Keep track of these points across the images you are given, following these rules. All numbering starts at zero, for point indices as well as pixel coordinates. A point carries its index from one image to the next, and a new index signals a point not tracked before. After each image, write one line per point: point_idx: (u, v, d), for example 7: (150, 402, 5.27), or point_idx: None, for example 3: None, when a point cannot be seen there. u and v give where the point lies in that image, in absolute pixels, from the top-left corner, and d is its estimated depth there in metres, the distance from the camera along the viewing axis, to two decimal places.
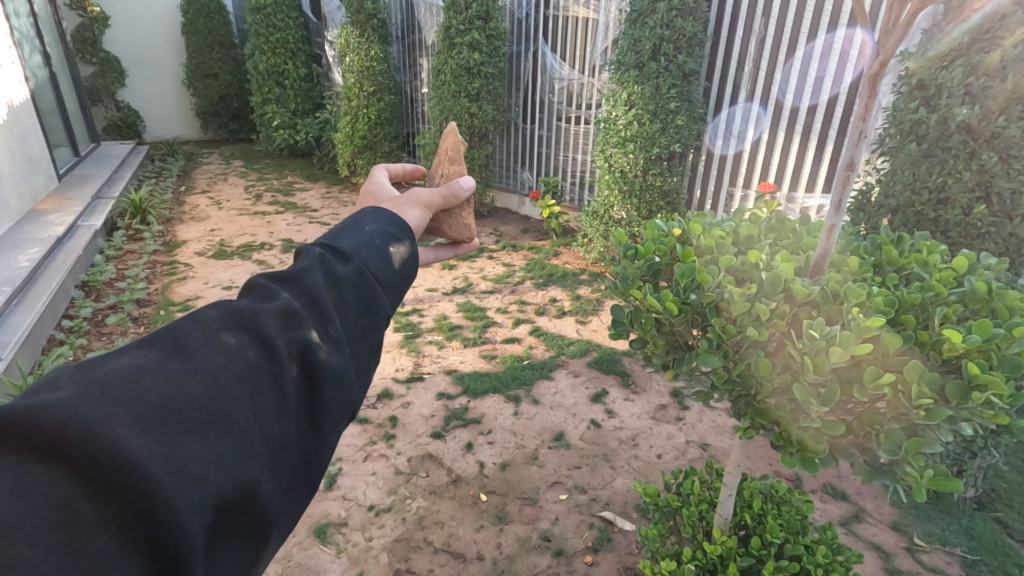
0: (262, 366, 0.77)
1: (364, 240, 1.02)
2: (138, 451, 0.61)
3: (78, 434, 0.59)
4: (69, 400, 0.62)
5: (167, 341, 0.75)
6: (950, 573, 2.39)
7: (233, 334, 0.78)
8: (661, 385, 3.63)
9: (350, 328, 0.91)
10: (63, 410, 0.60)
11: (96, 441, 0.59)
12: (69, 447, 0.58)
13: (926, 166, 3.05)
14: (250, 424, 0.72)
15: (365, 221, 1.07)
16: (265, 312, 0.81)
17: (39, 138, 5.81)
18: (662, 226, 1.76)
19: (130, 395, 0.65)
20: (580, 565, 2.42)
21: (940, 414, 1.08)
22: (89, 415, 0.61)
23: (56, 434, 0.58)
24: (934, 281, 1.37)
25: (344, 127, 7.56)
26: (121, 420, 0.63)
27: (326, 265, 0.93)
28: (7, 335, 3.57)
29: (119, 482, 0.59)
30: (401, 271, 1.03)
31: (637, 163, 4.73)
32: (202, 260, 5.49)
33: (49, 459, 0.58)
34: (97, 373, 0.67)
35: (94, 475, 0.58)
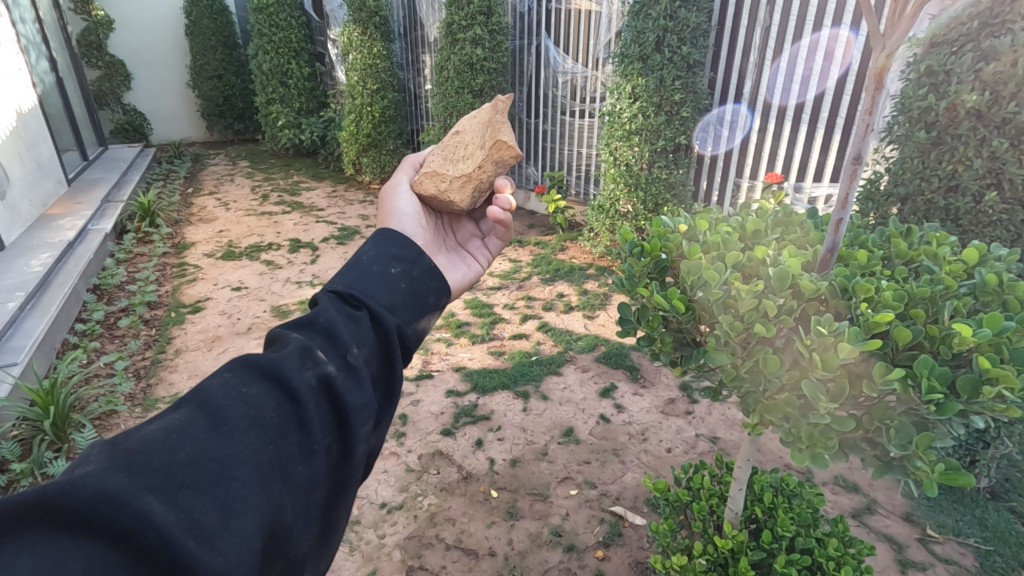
0: (285, 407, 0.82)
1: (364, 269, 1.10)
2: (163, 517, 0.64)
3: (106, 507, 0.62)
4: (97, 472, 0.65)
5: (194, 400, 0.80)
6: (963, 564, 2.38)
7: (255, 381, 0.83)
8: (670, 379, 3.63)
9: (366, 357, 0.96)
10: (92, 483, 0.63)
11: (127, 510, 0.63)
12: (103, 517, 0.62)
13: (936, 154, 3.01)
14: (276, 466, 0.76)
15: (365, 253, 1.15)
16: (285, 353, 0.87)
17: (48, 143, 5.86)
18: (668, 222, 1.76)
19: (158, 460, 0.69)
20: (591, 560, 2.43)
21: (950, 409, 1.07)
22: (117, 486, 0.64)
23: (88, 508, 0.61)
24: (944, 274, 1.36)
25: (349, 125, 7.57)
26: (148, 489, 0.66)
27: (337, 304, 1.00)
28: (21, 339, 3.62)
29: (150, 548, 0.62)
30: (403, 294, 1.10)
31: (642, 156, 4.71)
32: (211, 262, 5.53)
33: (87, 532, 0.61)
34: (128, 442, 0.71)
35: (127, 542, 0.62)
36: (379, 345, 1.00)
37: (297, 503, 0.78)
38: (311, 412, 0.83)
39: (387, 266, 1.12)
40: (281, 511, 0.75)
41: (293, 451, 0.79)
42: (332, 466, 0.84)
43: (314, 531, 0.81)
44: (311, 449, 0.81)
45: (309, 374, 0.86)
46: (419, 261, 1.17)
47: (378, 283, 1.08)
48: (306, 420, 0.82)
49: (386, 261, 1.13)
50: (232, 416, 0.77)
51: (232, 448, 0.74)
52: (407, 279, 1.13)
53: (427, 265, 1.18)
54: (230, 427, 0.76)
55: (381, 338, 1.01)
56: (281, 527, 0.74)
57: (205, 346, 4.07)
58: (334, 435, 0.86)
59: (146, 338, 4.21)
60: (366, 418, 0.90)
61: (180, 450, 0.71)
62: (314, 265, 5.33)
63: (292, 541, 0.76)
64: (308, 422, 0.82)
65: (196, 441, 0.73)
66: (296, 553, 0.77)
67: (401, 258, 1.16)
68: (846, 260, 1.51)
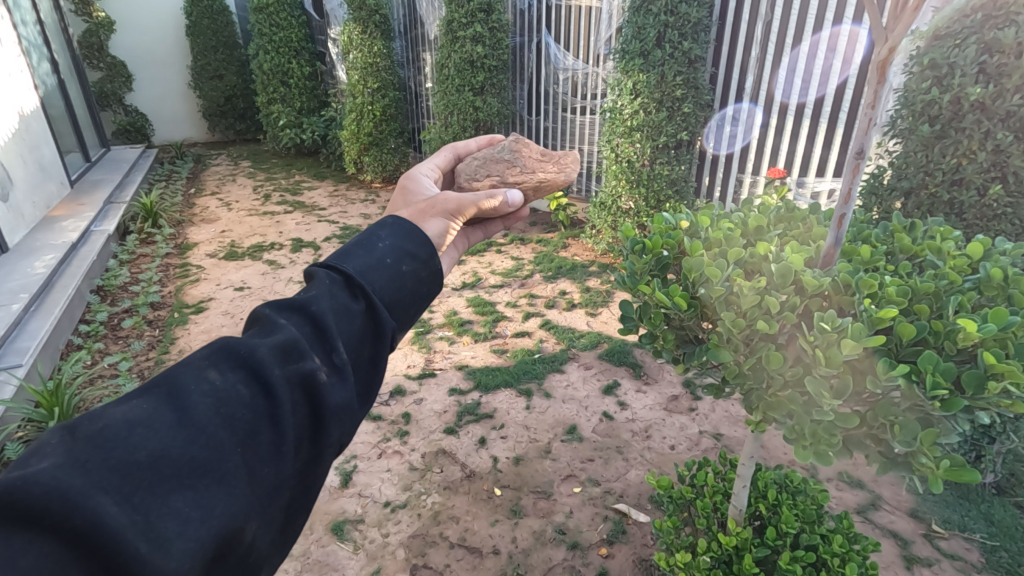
0: (259, 405, 0.81)
1: (375, 259, 1.05)
2: (116, 520, 0.63)
3: (59, 507, 0.61)
4: (54, 470, 0.64)
5: (164, 389, 0.78)
6: (968, 559, 2.37)
7: (231, 374, 0.81)
8: (673, 376, 3.63)
9: (351, 355, 0.94)
10: (47, 481, 0.62)
11: (79, 511, 0.61)
12: (53, 517, 0.61)
13: (939, 148, 2.99)
14: (241, 468, 0.75)
15: (380, 237, 1.10)
16: (266, 346, 0.85)
17: (50, 145, 5.87)
18: (670, 219, 1.75)
19: (121, 455, 0.68)
20: (595, 557, 2.43)
21: (955, 405, 1.06)
22: (71, 486, 0.63)
23: (39, 507, 0.60)
24: (948, 269, 1.35)
25: (350, 124, 7.57)
26: (105, 488, 0.65)
27: (333, 293, 0.97)
28: (26, 341, 3.63)
29: (101, 550, 0.61)
30: (406, 291, 1.06)
31: (644, 152, 4.69)
32: (214, 262, 5.54)
33: (37, 529, 0.60)
34: (91, 434, 0.70)
35: (78, 542, 0.61)
36: (368, 342, 0.98)
37: (260, 505, 0.76)
38: (284, 413, 0.81)
39: (399, 262, 1.08)
40: (241, 515, 0.73)
41: (262, 452, 0.78)
42: (301, 469, 0.83)
43: (274, 532, 0.80)
44: (280, 450, 0.80)
45: (289, 370, 0.84)
46: (430, 263, 1.12)
47: (384, 276, 1.04)
48: (279, 420, 0.80)
49: (398, 256, 1.08)
50: (201, 414, 0.75)
51: (196, 449, 0.73)
52: (414, 278, 1.08)
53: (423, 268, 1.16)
54: (198, 424, 0.74)
55: (371, 336, 0.98)
56: (239, 532, 0.73)
57: None
58: (306, 436, 0.84)
59: (149, 338, 4.22)
60: (342, 420, 0.88)
61: (143, 448, 0.70)
62: None
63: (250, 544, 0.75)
64: (280, 423, 0.80)
65: (161, 438, 0.72)
66: (253, 554, 0.76)
67: (415, 255, 1.10)
68: (849, 256, 1.50)
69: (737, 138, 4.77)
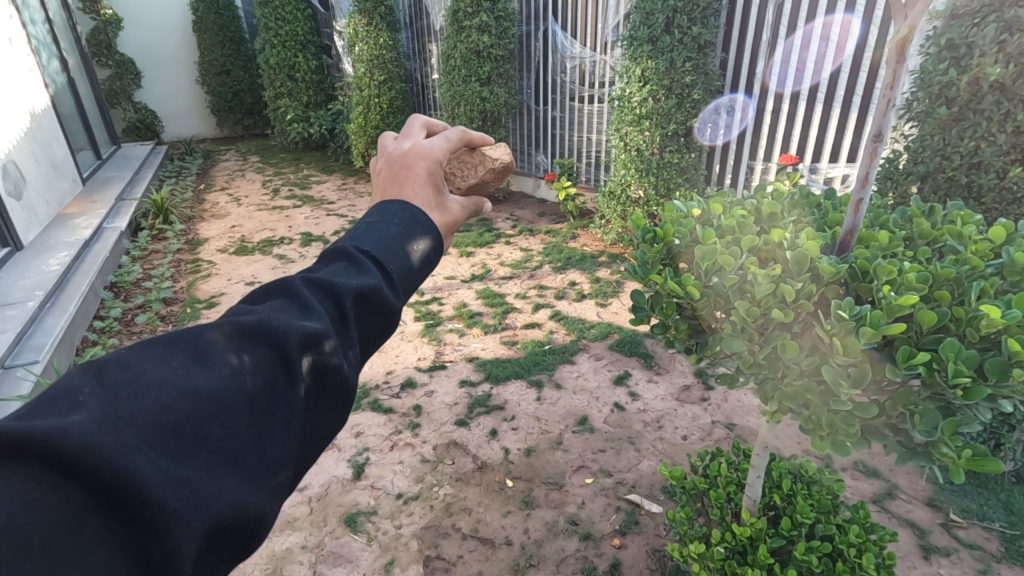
0: (280, 384, 0.77)
1: (401, 253, 0.99)
2: (147, 477, 0.60)
3: (92, 457, 0.58)
4: (86, 419, 0.61)
5: (190, 349, 0.75)
6: (987, 549, 2.34)
7: (256, 346, 0.78)
8: (685, 366, 3.60)
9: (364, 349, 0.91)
10: (81, 431, 0.59)
11: (111, 465, 0.58)
12: (85, 466, 0.58)
13: (957, 130, 2.92)
14: (257, 445, 0.72)
15: (415, 234, 1.02)
16: (290, 319, 0.81)
17: (61, 143, 5.91)
18: (681, 206, 1.72)
19: (148, 414, 0.65)
20: (608, 548, 2.42)
21: (978, 393, 1.03)
22: (104, 437, 0.60)
23: (72, 454, 0.57)
24: (970, 254, 1.31)
25: (357, 117, 7.54)
26: (135, 443, 0.62)
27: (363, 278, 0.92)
28: (41, 338, 3.67)
29: (126, 504, 0.59)
30: (415, 278, 1.00)
31: (654, 140, 4.65)
32: (225, 257, 5.58)
33: (64, 476, 0.57)
34: (118, 387, 0.67)
35: (103, 493, 0.58)
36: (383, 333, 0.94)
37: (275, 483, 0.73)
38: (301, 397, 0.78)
39: (420, 262, 1.02)
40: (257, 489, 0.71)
41: (277, 431, 0.75)
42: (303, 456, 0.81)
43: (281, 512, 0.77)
44: (291, 430, 0.77)
45: (312, 352, 0.81)
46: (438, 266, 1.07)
47: (408, 271, 0.99)
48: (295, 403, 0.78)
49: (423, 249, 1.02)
50: (227, 383, 0.72)
51: (220, 420, 0.70)
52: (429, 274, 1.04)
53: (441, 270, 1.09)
54: (224, 394, 0.71)
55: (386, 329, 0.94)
56: None
57: None
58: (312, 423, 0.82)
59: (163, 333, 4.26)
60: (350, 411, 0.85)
61: (168, 410, 0.67)
62: None
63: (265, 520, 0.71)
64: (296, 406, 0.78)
65: (187, 403, 0.68)
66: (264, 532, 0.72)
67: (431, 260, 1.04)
68: (866, 242, 1.45)
69: (725, 130, 4.79)
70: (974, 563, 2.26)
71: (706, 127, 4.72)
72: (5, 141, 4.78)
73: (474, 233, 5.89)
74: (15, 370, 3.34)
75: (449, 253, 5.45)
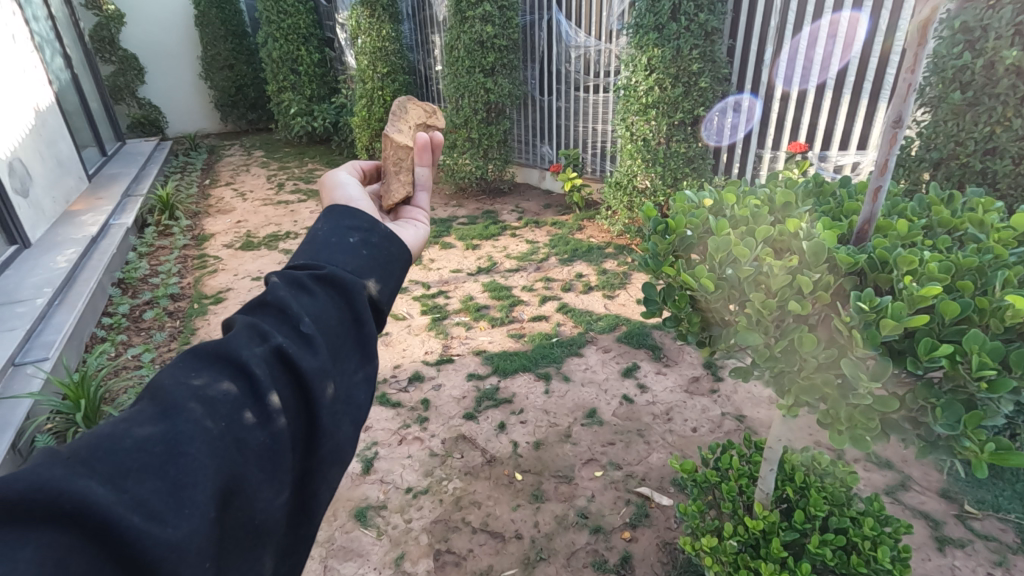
0: (239, 385, 0.80)
1: (322, 243, 1.06)
2: (106, 499, 0.63)
3: (45, 495, 0.60)
4: (41, 466, 0.64)
5: (146, 391, 0.78)
6: (1004, 540, 2.31)
7: (204, 365, 0.82)
8: (694, 357, 3.59)
9: (329, 325, 0.92)
10: (30, 476, 0.62)
11: (65, 497, 0.61)
12: (44, 507, 0.60)
13: (971, 115, 2.85)
14: (229, 438, 0.74)
15: (319, 227, 1.11)
16: (231, 335, 0.86)
17: (66, 140, 5.92)
18: (692, 196, 1.69)
19: (105, 448, 0.68)
20: (618, 541, 2.41)
21: (1004, 385, 1.01)
22: (55, 475, 0.62)
23: (25, 502, 0.60)
24: (993, 243, 1.27)
25: (361, 110, 7.48)
26: (91, 475, 0.65)
27: (291, 275, 0.97)
28: (51, 335, 3.68)
29: (99, 529, 0.61)
30: (343, 252, 1.05)
31: (660, 130, 4.59)
32: (231, 252, 5.60)
33: (32, 523, 0.60)
34: (73, 439, 0.70)
35: (75, 525, 0.61)
36: (343, 306, 0.96)
37: (259, 470, 0.75)
38: (263, 384, 0.80)
39: (346, 236, 1.08)
40: (240, 479, 0.73)
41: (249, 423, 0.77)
42: (298, 435, 0.82)
43: (284, 494, 0.78)
44: (267, 417, 0.79)
45: (260, 348, 0.84)
46: (377, 228, 1.12)
47: (338, 250, 1.05)
48: (259, 393, 0.80)
49: (345, 232, 1.08)
50: (179, 400, 0.75)
51: (178, 430, 0.72)
52: (368, 245, 1.08)
53: (386, 231, 1.13)
54: (178, 411, 0.74)
55: (344, 300, 0.96)
56: (240, 498, 0.72)
57: None
58: (294, 405, 0.83)
59: (170, 330, 4.26)
60: (327, 382, 0.86)
61: (125, 436, 0.70)
62: None
63: (252, 506, 0.73)
64: (261, 395, 0.80)
65: (143, 425, 0.72)
66: (263, 517, 0.75)
67: (358, 228, 1.11)
68: (884, 232, 1.42)
69: (731, 130, 4.73)
70: (990, 555, 2.25)
71: (714, 120, 4.65)
72: (12, 137, 4.79)
73: (479, 225, 5.86)
74: (25, 368, 3.34)
75: (454, 246, 5.44)
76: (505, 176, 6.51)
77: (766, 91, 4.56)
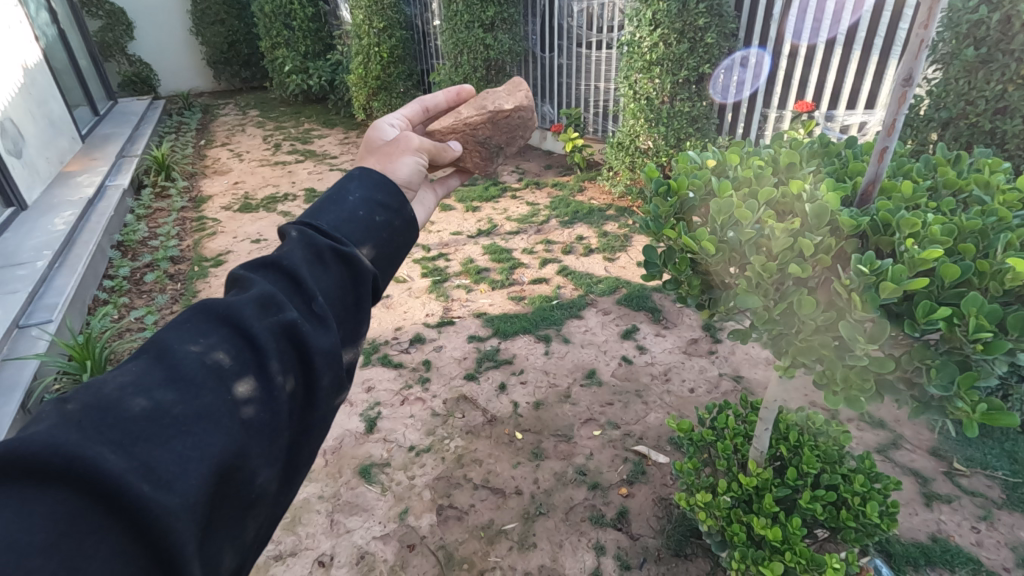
0: (245, 356, 0.82)
1: (347, 212, 1.07)
2: (117, 465, 0.64)
3: (59, 458, 0.62)
4: (53, 426, 0.65)
5: (153, 352, 0.80)
6: (990, 496, 2.38)
7: (211, 331, 0.83)
8: (693, 320, 3.61)
9: (335, 305, 0.95)
10: (42, 438, 0.63)
11: (76, 460, 0.62)
12: (57, 468, 0.62)
13: (984, 73, 2.79)
14: (234, 411, 0.76)
15: (349, 190, 1.12)
16: (242, 300, 0.87)
17: (57, 98, 5.80)
18: (696, 157, 1.66)
19: (115, 411, 0.69)
20: (616, 497, 2.48)
21: (1000, 347, 1.02)
22: (67, 439, 0.64)
23: (40, 461, 0.61)
24: (997, 205, 1.26)
25: (358, 68, 7.31)
26: (100, 441, 0.66)
27: (305, 243, 0.98)
28: (53, 298, 3.69)
29: (107, 493, 0.63)
30: (359, 231, 1.06)
31: (664, 88, 4.48)
32: (230, 214, 5.57)
33: (44, 482, 0.62)
34: (82, 399, 0.71)
35: (86, 488, 0.62)
36: (350, 288, 0.99)
37: (258, 445, 0.77)
38: (269, 358, 0.82)
39: (371, 213, 1.09)
40: (243, 452, 0.75)
41: (253, 397, 0.79)
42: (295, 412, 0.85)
43: (278, 469, 0.80)
44: (270, 390, 0.81)
45: (269, 320, 0.86)
46: (403, 213, 1.15)
47: (356, 224, 1.06)
48: (265, 367, 0.82)
49: (370, 208, 1.09)
50: (188, 368, 0.77)
51: (186, 402, 0.74)
52: (388, 228, 1.11)
53: (409, 216, 1.16)
54: (187, 379, 0.76)
55: (352, 281, 0.99)
56: (241, 470, 0.74)
57: None
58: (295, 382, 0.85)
59: (172, 292, 4.28)
60: (331, 362, 0.89)
61: (132, 404, 0.71)
62: None
63: (251, 480, 0.75)
64: (266, 369, 0.82)
65: (152, 392, 0.73)
66: (258, 489, 0.77)
67: (386, 206, 1.12)
68: (889, 193, 1.40)
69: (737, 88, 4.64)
70: (975, 510, 2.32)
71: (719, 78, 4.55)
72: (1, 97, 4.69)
73: (480, 186, 5.82)
74: (31, 330, 3.37)
75: (454, 208, 5.41)
76: None
77: (775, 47, 4.42)
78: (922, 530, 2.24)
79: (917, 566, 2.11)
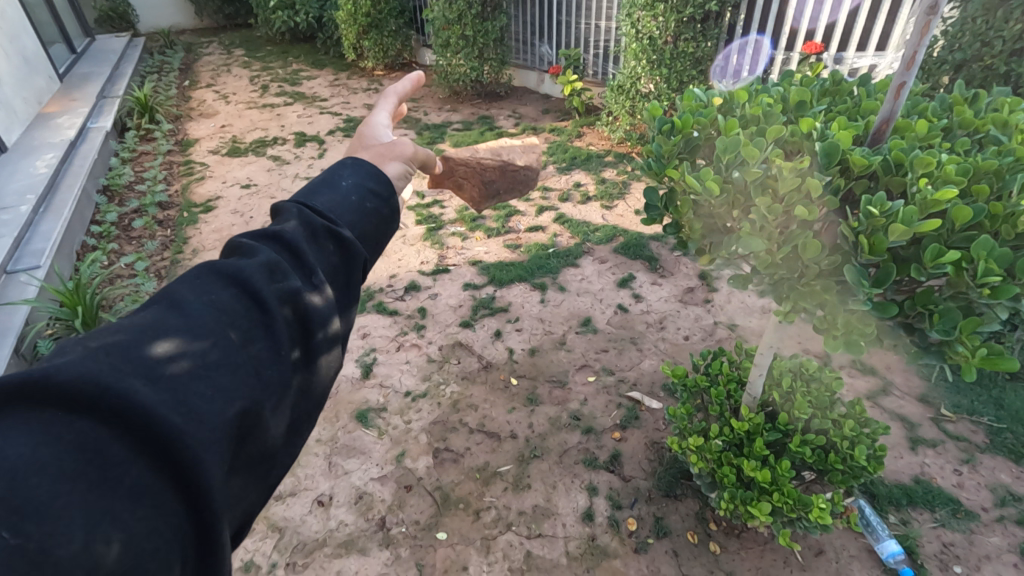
0: (257, 313, 0.78)
1: (341, 196, 1.02)
2: (146, 397, 0.61)
3: (84, 388, 0.58)
4: (76, 358, 0.61)
5: (164, 302, 0.76)
6: (974, 441, 2.44)
7: (221, 285, 0.79)
8: (689, 268, 3.59)
9: (335, 279, 0.92)
10: (66, 366, 0.59)
11: (105, 391, 0.59)
12: (85, 396, 0.58)
13: (1003, 12, 2.66)
14: (250, 364, 0.73)
15: (343, 174, 1.07)
16: (250, 260, 0.82)
17: (30, 35, 5.50)
18: (702, 94, 1.58)
19: (136, 350, 0.66)
20: (609, 441, 2.53)
21: (1006, 292, 0.99)
22: (98, 370, 0.61)
23: (70, 387, 0.58)
24: (1015, 145, 1.21)
25: (346, 4, 6.95)
26: (125, 372, 0.63)
27: (304, 216, 0.94)
28: (40, 243, 3.62)
29: (135, 426, 0.60)
30: (357, 209, 1.02)
31: (668, 27, 4.28)
32: (218, 158, 5.42)
33: (70, 408, 0.58)
34: (99, 336, 0.67)
35: (115, 417, 0.60)
36: (348, 265, 0.95)
37: (273, 400, 0.74)
38: (281, 316, 0.79)
39: (364, 199, 1.04)
40: (262, 405, 0.72)
41: (267, 353, 0.76)
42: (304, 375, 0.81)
43: (290, 427, 0.77)
44: (283, 346, 0.77)
45: (277, 280, 0.82)
46: (393, 203, 1.08)
47: (353, 204, 1.02)
48: (279, 324, 0.78)
49: (363, 194, 1.04)
50: (202, 318, 0.73)
51: (205, 348, 0.70)
52: (384, 212, 1.06)
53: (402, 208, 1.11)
54: (204, 327, 0.72)
55: (350, 257, 0.95)
56: (259, 422, 0.71)
57: (221, 245, 4.10)
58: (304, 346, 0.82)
59: (162, 238, 4.20)
60: (336, 328, 0.86)
61: (152, 344, 0.67)
62: (323, 160, 5.24)
63: (268, 431, 0.72)
64: (280, 327, 0.78)
65: (171, 335, 0.70)
66: (273, 445, 0.74)
67: (380, 194, 1.07)
68: (902, 132, 1.34)
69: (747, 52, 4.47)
70: (958, 454, 2.38)
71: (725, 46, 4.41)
72: None
73: (475, 131, 5.65)
74: (19, 276, 3.32)
75: (449, 153, 5.27)
76: (501, 79, 6.18)
77: None
78: (906, 472, 2.31)
79: (898, 507, 2.18)
